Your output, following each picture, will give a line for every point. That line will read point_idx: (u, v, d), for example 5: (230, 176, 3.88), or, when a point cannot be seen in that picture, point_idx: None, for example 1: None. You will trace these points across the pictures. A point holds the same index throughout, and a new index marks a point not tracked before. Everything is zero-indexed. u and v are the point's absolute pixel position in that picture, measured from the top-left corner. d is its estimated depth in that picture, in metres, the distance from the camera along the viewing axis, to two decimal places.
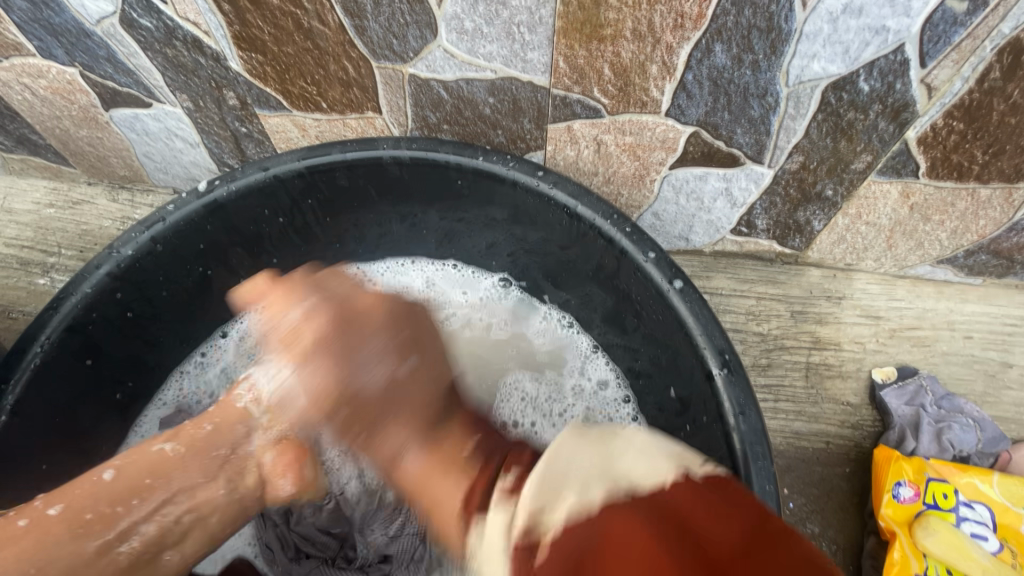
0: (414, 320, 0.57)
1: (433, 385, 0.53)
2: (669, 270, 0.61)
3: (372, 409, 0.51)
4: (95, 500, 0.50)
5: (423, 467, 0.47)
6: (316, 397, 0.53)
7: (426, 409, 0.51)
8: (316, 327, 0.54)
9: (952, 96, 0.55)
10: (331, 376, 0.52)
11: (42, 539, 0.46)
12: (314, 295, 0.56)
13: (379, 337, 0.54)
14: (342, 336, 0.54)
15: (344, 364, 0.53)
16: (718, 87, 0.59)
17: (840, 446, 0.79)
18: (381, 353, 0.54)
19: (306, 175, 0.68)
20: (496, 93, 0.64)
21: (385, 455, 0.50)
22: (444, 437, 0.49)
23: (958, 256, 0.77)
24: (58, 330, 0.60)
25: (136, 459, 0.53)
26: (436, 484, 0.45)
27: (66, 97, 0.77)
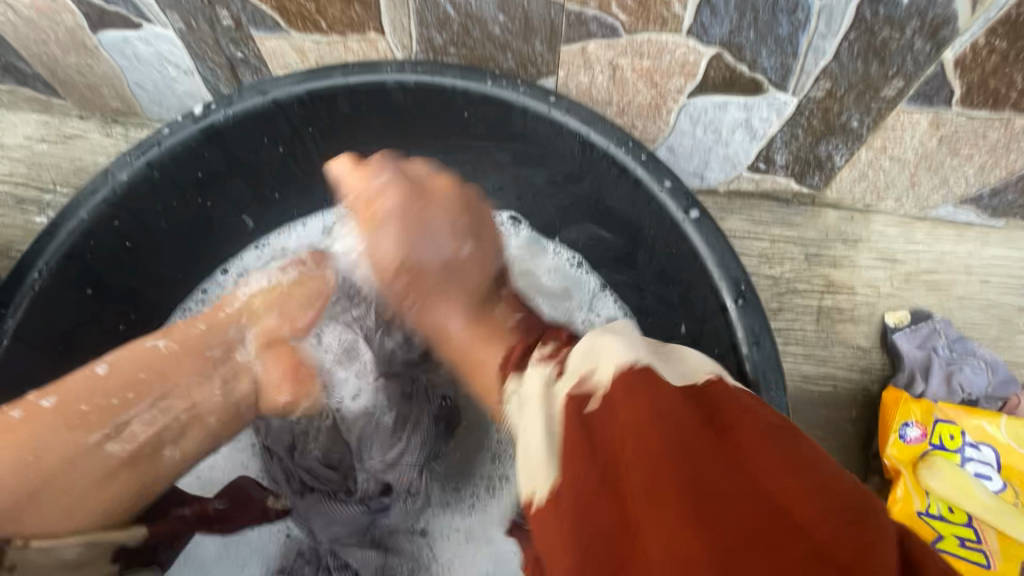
0: (476, 210, 0.67)
1: (483, 263, 0.64)
2: (685, 199, 0.58)
3: (434, 280, 0.63)
4: (89, 393, 0.55)
5: (470, 333, 0.59)
6: (383, 265, 0.66)
7: (479, 289, 0.63)
8: (400, 202, 0.64)
9: (998, 10, 0.51)
10: (400, 245, 0.64)
11: (36, 426, 0.51)
12: (395, 170, 0.66)
13: (444, 218, 0.65)
14: (416, 211, 0.64)
15: (413, 235, 0.64)
16: (744, 2, 0.55)
17: (847, 389, 0.79)
18: (444, 233, 0.64)
19: (306, 101, 0.65)
20: (506, 9, 0.60)
21: (434, 321, 0.62)
22: (491, 314, 0.61)
23: (983, 195, 0.74)
24: (56, 256, 0.59)
25: (130, 354, 0.58)
26: (481, 348, 0.57)
27: (51, 18, 0.73)
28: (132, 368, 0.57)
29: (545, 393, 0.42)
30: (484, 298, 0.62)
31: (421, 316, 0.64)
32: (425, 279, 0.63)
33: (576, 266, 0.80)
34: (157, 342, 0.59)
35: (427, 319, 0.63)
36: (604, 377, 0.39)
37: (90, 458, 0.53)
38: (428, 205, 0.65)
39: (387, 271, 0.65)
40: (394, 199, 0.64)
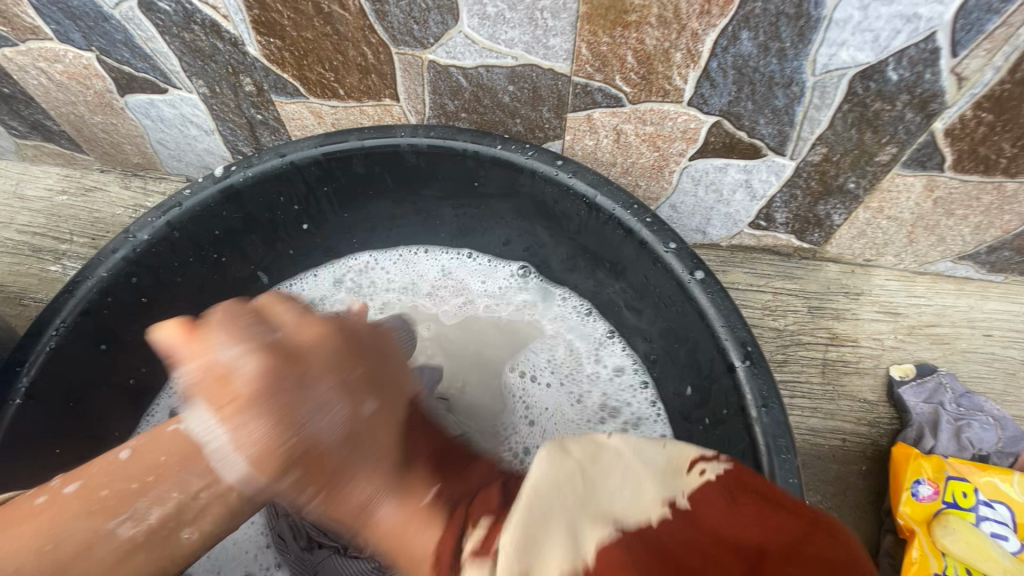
0: (365, 350, 0.49)
1: (373, 439, 0.44)
2: (690, 261, 0.60)
3: (333, 463, 0.43)
4: (111, 478, 0.46)
5: (402, 518, 0.41)
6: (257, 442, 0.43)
7: (395, 430, 0.46)
8: (261, 377, 0.42)
9: (982, 86, 0.54)
10: (270, 432, 0.42)
11: (58, 515, 0.43)
12: (241, 333, 0.45)
13: (325, 378, 0.45)
14: (281, 372, 0.43)
15: (286, 419, 0.42)
16: (743, 76, 0.58)
17: (857, 443, 0.78)
18: (327, 399, 0.44)
19: (322, 163, 0.68)
20: (516, 81, 0.64)
21: (349, 509, 0.42)
22: (412, 483, 0.43)
23: (980, 252, 0.75)
24: (74, 314, 0.60)
25: (155, 439, 0.47)
26: (414, 537, 0.40)
27: (82, 82, 0.76)
28: (149, 449, 0.47)
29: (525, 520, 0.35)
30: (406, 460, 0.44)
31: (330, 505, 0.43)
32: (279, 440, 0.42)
33: (584, 315, 0.80)
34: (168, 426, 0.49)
35: (335, 510, 0.43)
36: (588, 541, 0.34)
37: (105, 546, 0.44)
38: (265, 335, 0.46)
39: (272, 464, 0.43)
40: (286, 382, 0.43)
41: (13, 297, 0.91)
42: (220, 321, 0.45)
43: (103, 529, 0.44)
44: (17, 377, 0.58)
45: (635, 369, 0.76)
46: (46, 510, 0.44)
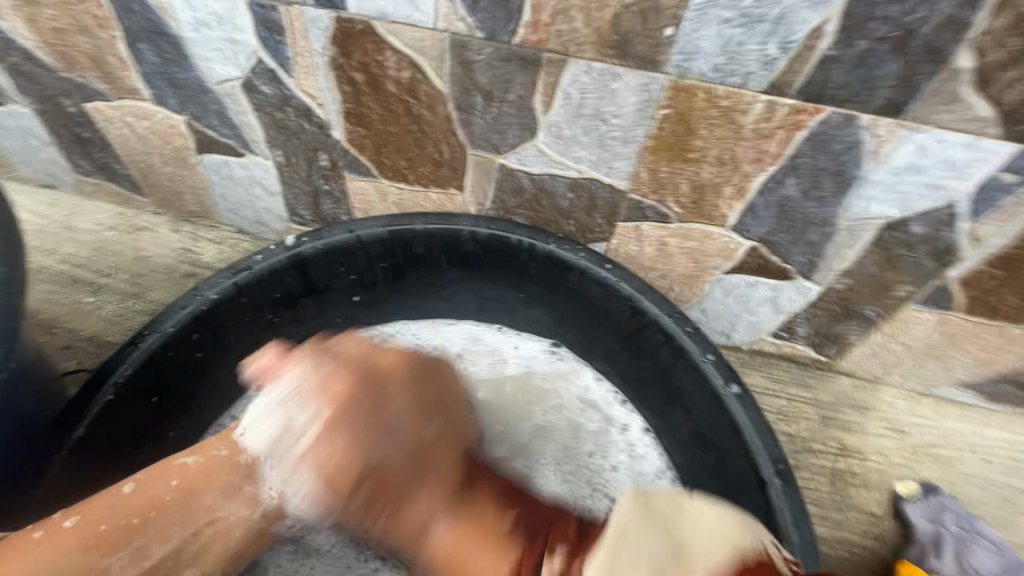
0: (432, 374, 0.65)
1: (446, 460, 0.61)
2: (727, 373, 0.64)
3: (398, 484, 0.59)
4: (109, 513, 0.52)
5: (455, 538, 0.56)
6: (339, 483, 0.58)
7: (450, 481, 0.59)
8: (348, 396, 0.58)
9: (994, 247, 0.62)
10: (355, 439, 0.58)
11: (52, 549, 0.49)
12: (323, 362, 0.60)
13: (402, 397, 0.61)
14: (370, 393, 0.59)
15: (375, 423, 0.59)
16: (783, 213, 0.65)
17: (862, 556, 0.80)
18: (405, 411, 0.61)
19: (386, 241, 0.72)
20: (576, 190, 0.70)
21: (410, 529, 0.58)
22: (471, 505, 0.58)
23: (981, 382, 0.81)
24: (134, 366, 0.62)
25: (157, 472, 0.56)
26: (470, 555, 0.55)
27: (163, 138, 0.81)
28: (150, 481, 0.55)
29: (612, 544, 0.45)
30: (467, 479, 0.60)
31: (392, 523, 0.59)
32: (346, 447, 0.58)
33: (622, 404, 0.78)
34: (185, 458, 0.57)
35: (399, 524, 0.58)
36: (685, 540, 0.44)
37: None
38: (326, 356, 0.61)
39: (345, 487, 0.58)
40: (345, 442, 0.57)
41: (43, 325, 0.91)
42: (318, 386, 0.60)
43: (98, 565, 0.50)
44: (74, 427, 0.58)
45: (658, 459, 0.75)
46: (44, 542, 0.50)
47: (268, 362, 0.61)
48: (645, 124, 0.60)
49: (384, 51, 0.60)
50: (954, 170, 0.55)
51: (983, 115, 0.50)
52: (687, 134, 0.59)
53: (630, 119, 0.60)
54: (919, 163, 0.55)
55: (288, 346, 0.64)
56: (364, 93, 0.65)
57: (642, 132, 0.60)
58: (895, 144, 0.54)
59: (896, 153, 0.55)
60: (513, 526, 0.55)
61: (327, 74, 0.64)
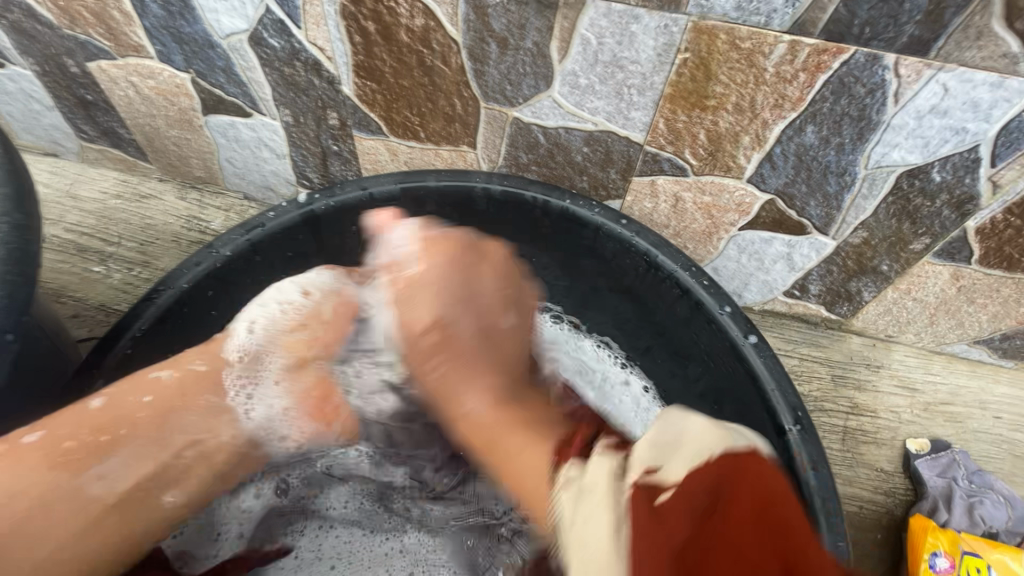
0: (523, 288, 0.66)
1: (514, 358, 0.61)
2: (744, 324, 0.64)
3: (466, 341, 0.59)
4: (74, 427, 0.54)
5: (493, 417, 0.54)
6: (411, 326, 0.61)
7: (508, 368, 0.59)
8: (441, 268, 0.62)
9: (1014, 194, 0.61)
10: (439, 304, 0.60)
11: (17, 465, 0.50)
12: (457, 273, 0.62)
13: (494, 278, 0.63)
14: (462, 265, 0.62)
15: (463, 276, 0.62)
16: (801, 162, 0.64)
17: (872, 511, 0.81)
18: (495, 289, 0.62)
19: (399, 198, 0.71)
20: (591, 143, 0.69)
21: (448, 392, 0.57)
22: (522, 403, 0.56)
23: (994, 338, 0.81)
24: (150, 322, 0.61)
25: (124, 389, 0.57)
26: (509, 438, 0.51)
27: (169, 99, 0.80)
28: (119, 398, 0.56)
29: (613, 486, 0.40)
30: (516, 379, 0.60)
31: (438, 381, 0.58)
32: (435, 251, 0.62)
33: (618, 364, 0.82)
34: (161, 373, 0.59)
35: (448, 404, 0.57)
36: (672, 472, 0.38)
37: (66, 503, 0.51)
38: (433, 229, 0.65)
39: (416, 331, 0.60)
40: (439, 266, 0.61)
41: (51, 293, 0.90)
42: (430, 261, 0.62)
43: (70, 484, 0.52)
44: (93, 379, 0.58)
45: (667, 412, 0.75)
46: (9, 456, 0.50)
47: (387, 225, 0.65)
48: (663, 70, 0.59)
49: None
50: (978, 112, 0.54)
51: (1010, 51, 0.49)
52: (706, 80, 0.58)
53: (647, 65, 0.59)
54: (943, 105, 0.54)
55: (404, 214, 0.68)
56: (375, 43, 0.64)
57: (660, 78, 0.59)
58: (919, 85, 0.54)
59: (920, 95, 0.54)
60: (553, 423, 0.54)
61: (338, 24, 0.63)
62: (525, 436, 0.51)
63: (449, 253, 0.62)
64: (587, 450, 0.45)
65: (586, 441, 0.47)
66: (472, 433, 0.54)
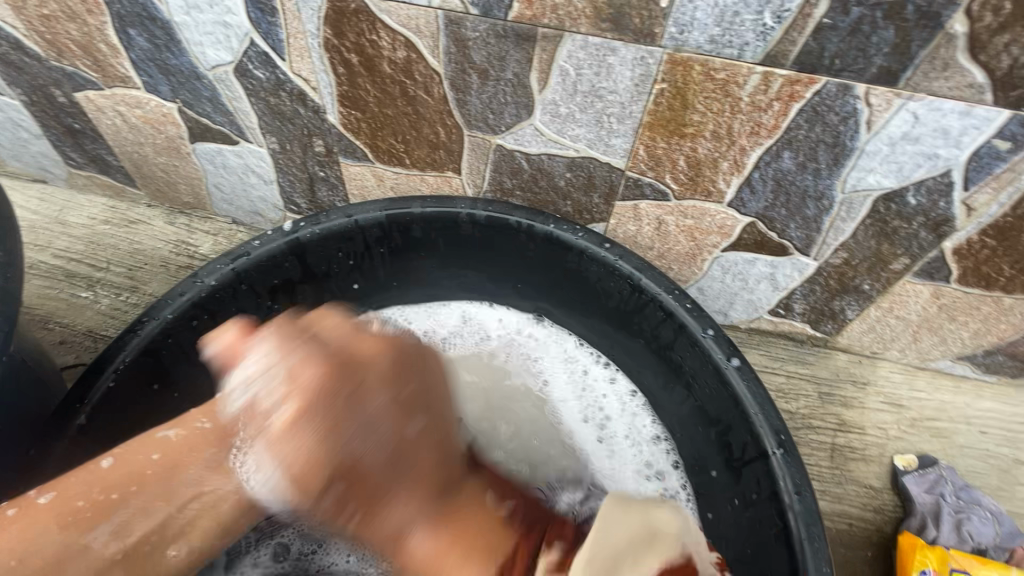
0: (416, 372, 0.56)
1: (450, 450, 0.56)
2: (727, 347, 0.64)
3: (376, 480, 0.52)
4: (86, 488, 0.50)
5: (438, 546, 0.51)
6: (310, 479, 0.50)
7: (439, 471, 0.54)
8: (318, 386, 0.50)
9: (988, 216, 0.62)
10: (318, 447, 0.49)
11: (27, 527, 0.47)
12: (307, 346, 0.52)
13: (380, 391, 0.53)
14: (341, 376, 0.51)
15: (344, 414, 0.50)
16: (780, 187, 0.65)
17: (862, 529, 0.80)
18: (380, 409, 0.52)
19: (384, 225, 0.72)
20: (573, 169, 0.70)
21: (386, 532, 0.52)
22: (457, 500, 0.53)
23: (977, 354, 0.82)
24: (135, 353, 0.61)
25: (136, 447, 0.53)
26: (450, 565, 0.49)
27: (156, 127, 0.81)
28: (128, 454, 0.52)
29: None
30: (468, 464, 0.58)
31: (364, 527, 0.53)
32: (299, 410, 0.49)
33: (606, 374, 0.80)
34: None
35: (373, 528, 0.52)
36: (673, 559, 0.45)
37: (77, 563, 0.48)
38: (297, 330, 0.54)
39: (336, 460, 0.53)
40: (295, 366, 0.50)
41: (39, 320, 0.90)
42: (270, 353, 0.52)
43: (77, 543, 0.48)
44: (76, 413, 0.58)
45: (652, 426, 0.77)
46: (21, 520, 0.48)
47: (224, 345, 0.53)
48: (641, 100, 0.60)
49: (379, 30, 0.60)
50: (948, 139, 0.55)
51: (976, 81, 0.50)
52: (684, 109, 0.59)
53: (626, 94, 0.60)
54: (914, 132, 0.56)
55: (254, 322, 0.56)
56: (359, 74, 0.65)
57: (639, 107, 0.60)
58: (890, 114, 0.55)
59: (891, 122, 0.55)
60: (510, 512, 0.53)
61: (322, 56, 0.64)
62: (465, 562, 0.49)
63: (310, 411, 0.49)
64: (530, 566, 0.48)
65: (526, 558, 0.48)
66: (411, 564, 0.53)
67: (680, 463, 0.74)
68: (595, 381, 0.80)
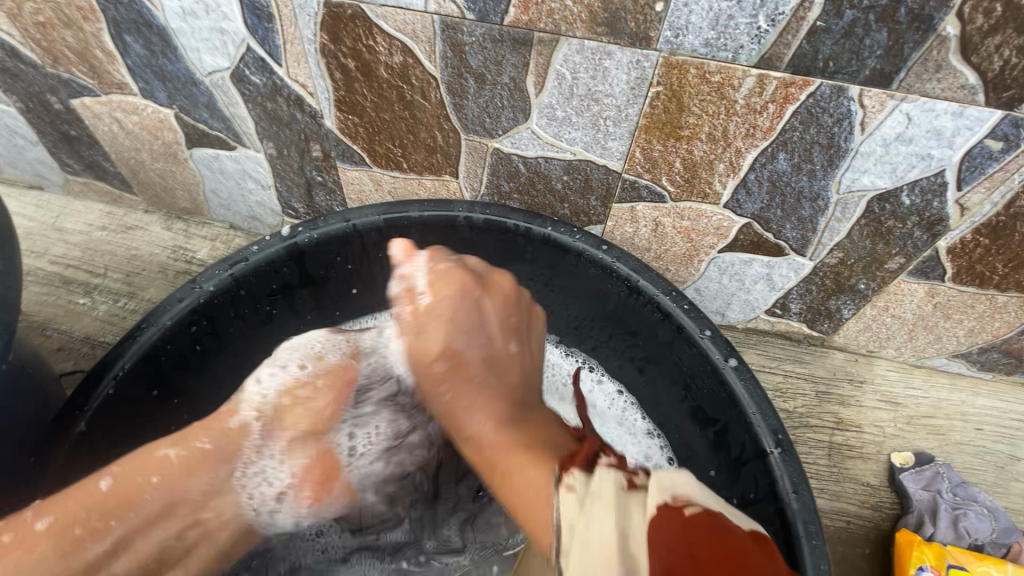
0: (522, 306, 0.70)
1: (517, 381, 0.66)
2: (725, 347, 0.64)
3: (475, 370, 0.65)
4: (86, 512, 0.54)
5: (498, 438, 0.60)
6: (422, 355, 0.66)
7: (513, 391, 0.65)
8: (445, 303, 0.65)
9: (981, 216, 0.63)
10: (425, 342, 0.65)
11: (26, 556, 0.51)
12: (443, 270, 0.67)
13: (497, 312, 0.67)
14: (466, 304, 0.66)
15: (451, 329, 0.65)
16: (776, 188, 0.66)
17: (860, 526, 0.81)
18: (471, 330, 0.66)
19: (382, 229, 0.72)
20: (571, 172, 0.70)
21: (457, 418, 0.63)
22: (528, 418, 0.62)
23: (972, 351, 0.83)
24: (135, 360, 0.61)
25: (134, 466, 0.56)
26: (518, 457, 0.57)
27: (152, 133, 0.81)
28: (128, 475, 0.56)
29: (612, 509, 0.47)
30: (520, 401, 0.64)
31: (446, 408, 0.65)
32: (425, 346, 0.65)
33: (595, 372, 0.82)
34: (168, 451, 0.57)
35: (469, 449, 0.62)
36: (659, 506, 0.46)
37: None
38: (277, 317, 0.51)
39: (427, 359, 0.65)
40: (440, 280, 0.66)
41: (37, 327, 0.90)
42: (431, 261, 0.68)
43: (81, 563, 0.53)
44: (75, 420, 0.58)
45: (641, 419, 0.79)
46: (21, 546, 0.51)
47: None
48: (638, 103, 0.60)
49: (375, 35, 0.60)
50: (941, 140, 0.56)
51: (969, 82, 0.51)
52: (680, 111, 0.60)
53: (622, 98, 0.60)
54: (907, 133, 0.56)
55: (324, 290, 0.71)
56: (356, 80, 0.65)
57: (635, 111, 0.61)
58: (884, 115, 0.55)
59: (885, 124, 0.56)
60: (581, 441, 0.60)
61: (319, 62, 0.64)
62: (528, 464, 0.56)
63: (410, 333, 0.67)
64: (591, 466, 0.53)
65: (586, 456, 0.54)
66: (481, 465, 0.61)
67: (674, 457, 0.76)
68: (580, 374, 0.82)
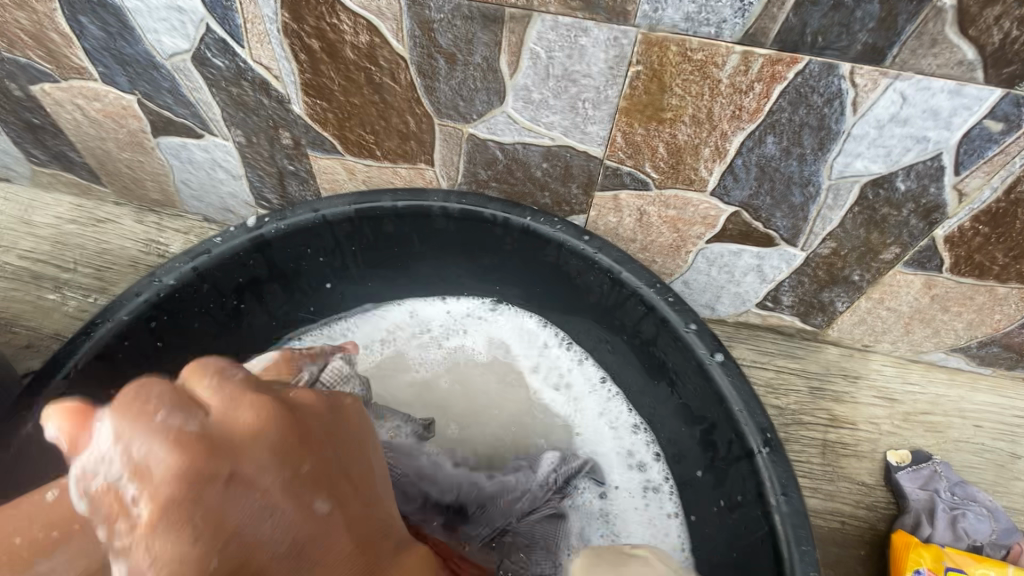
0: (340, 419, 0.40)
1: (339, 529, 0.36)
2: (711, 342, 0.61)
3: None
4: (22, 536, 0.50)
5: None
6: (207, 567, 0.31)
7: (376, 543, 0.38)
8: (176, 475, 0.31)
9: (981, 202, 0.59)
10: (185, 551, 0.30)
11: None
12: (214, 402, 0.35)
13: (270, 458, 0.34)
14: (222, 456, 0.33)
15: (231, 507, 0.32)
16: (764, 174, 0.62)
17: (855, 527, 0.78)
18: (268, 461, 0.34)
19: (354, 220, 0.69)
20: (550, 158, 0.67)
21: None
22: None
23: (971, 346, 0.80)
24: (88, 357, 0.58)
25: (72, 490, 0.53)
26: None
27: (117, 121, 0.77)
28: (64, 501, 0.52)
29: None
30: (370, 547, 0.37)
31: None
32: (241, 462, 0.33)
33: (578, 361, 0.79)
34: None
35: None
36: None
37: None
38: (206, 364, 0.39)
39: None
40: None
41: (4, 324, 0.86)
42: (137, 416, 0.33)
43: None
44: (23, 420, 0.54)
45: (626, 412, 0.76)
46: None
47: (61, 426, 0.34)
48: (617, 83, 0.57)
49: (338, 13, 0.56)
50: (938, 120, 0.53)
51: (966, 58, 0.48)
52: (661, 92, 0.57)
53: (600, 78, 0.57)
54: (902, 114, 0.53)
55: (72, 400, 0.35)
56: (321, 61, 0.62)
57: (614, 92, 0.58)
58: (876, 94, 0.52)
59: (878, 103, 0.53)
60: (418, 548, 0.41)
61: (281, 42, 0.61)
62: None
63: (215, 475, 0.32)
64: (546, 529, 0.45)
65: None
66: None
67: (660, 452, 0.73)
68: (557, 357, 0.79)
